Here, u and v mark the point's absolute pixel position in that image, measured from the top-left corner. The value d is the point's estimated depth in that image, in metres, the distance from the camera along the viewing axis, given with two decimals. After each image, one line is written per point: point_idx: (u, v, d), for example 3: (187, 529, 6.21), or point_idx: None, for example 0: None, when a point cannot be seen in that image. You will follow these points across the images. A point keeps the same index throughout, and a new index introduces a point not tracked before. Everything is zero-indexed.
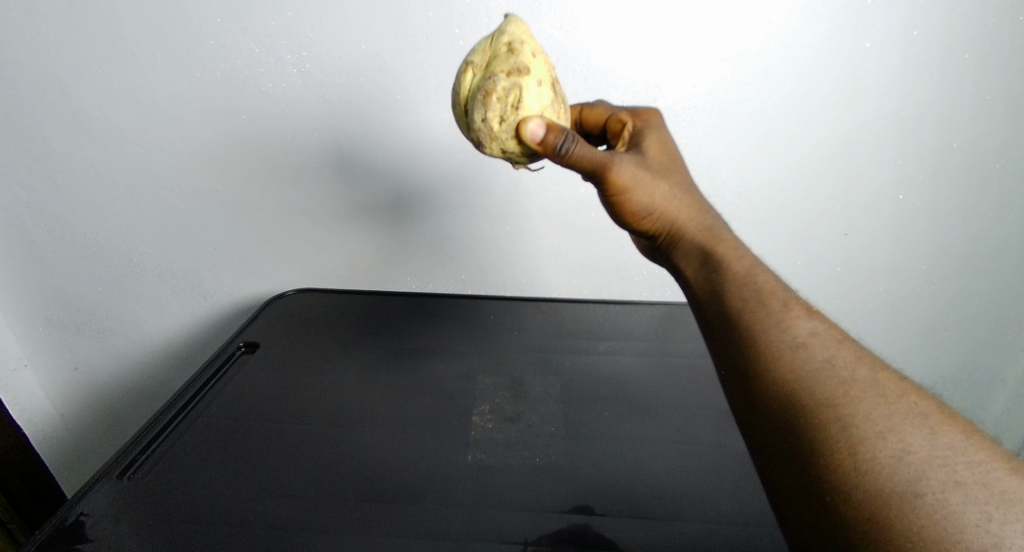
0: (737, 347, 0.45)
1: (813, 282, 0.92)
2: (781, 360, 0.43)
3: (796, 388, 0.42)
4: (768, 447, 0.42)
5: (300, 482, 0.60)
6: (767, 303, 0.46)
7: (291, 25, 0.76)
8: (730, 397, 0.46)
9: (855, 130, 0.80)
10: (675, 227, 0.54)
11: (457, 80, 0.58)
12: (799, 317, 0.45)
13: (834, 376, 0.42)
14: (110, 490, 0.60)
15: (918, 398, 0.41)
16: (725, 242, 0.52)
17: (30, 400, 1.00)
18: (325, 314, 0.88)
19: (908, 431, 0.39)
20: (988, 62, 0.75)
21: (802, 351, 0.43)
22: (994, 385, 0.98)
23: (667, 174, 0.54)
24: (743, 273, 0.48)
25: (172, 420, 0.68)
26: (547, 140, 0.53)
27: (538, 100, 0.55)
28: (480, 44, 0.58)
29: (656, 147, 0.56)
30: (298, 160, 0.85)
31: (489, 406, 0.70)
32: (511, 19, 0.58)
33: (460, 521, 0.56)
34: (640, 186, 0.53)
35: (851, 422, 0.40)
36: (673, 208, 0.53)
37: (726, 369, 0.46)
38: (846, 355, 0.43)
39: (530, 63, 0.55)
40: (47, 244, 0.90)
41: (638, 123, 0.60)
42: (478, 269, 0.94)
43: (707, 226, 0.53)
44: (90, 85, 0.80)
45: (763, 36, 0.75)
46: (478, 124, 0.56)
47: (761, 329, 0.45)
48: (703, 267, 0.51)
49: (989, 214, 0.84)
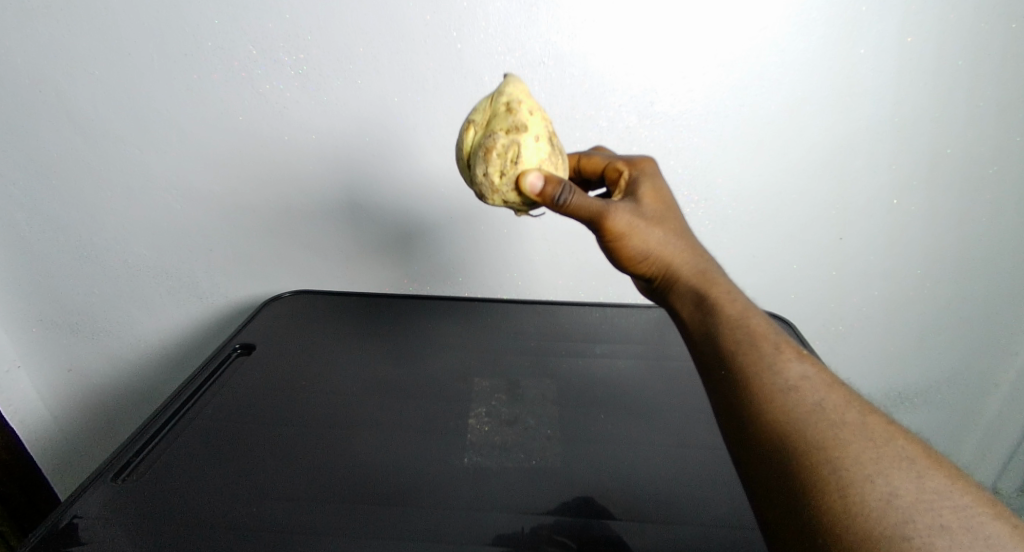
0: (732, 389, 0.47)
1: (808, 285, 0.93)
2: (775, 403, 0.45)
3: (789, 429, 0.43)
4: (763, 485, 0.43)
5: (297, 483, 0.60)
6: (759, 346, 0.48)
7: (289, 27, 0.76)
8: (726, 435, 0.47)
9: (850, 135, 0.81)
10: (670, 272, 0.54)
11: (459, 138, 0.61)
12: (789, 360, 0.47)
13: (825, 418, 0.44)
14: (103, 492, 0.59)
15: (904, 442, 0.42)
16: (719, 286, 0.53)
17: (23, 402, 0.99)
18: (319, 316, 0.87)
19: (895, 474, 0.41)
20: (981, 68, 0.76)
21: (794, 394, 0.45)
22: (986, 390, 0.99)
23: (662, 222, 0.55)
24: (735, 317, 0.50)
25: (167, 422, 0.68)
26: (546, 192, 0.54)
27: (536, 154, 0.57)
28: (481, 103, 0.61)
29: (650, 193, 0.57)
30: (295, 161, 0.84)
31: (486, 409, 0.70)
32: (511, 80, 0.60)
33: (454, 524, 0.56)
34: (635, 232, 0.54)
35: (842, 464, 0.41)
36: (668, 253, 0.54)
37: (721, 410, 0.47)
38: (835, 399, 0.45)
39: (528, 120, 0.57)
40: (41, 245, 0.90)
41: (633, 171, 0.60)
42: (476, 271, 0.94)
43: (700, 270, 0.54)
44: (86, 86, 0.79)
45: (760, 42, 0.76)
46: (480, 178, 0.58)
47: (755, 372, 0.46)
48: (697, 310, 0.52)
49: (982, 221, 0.85)
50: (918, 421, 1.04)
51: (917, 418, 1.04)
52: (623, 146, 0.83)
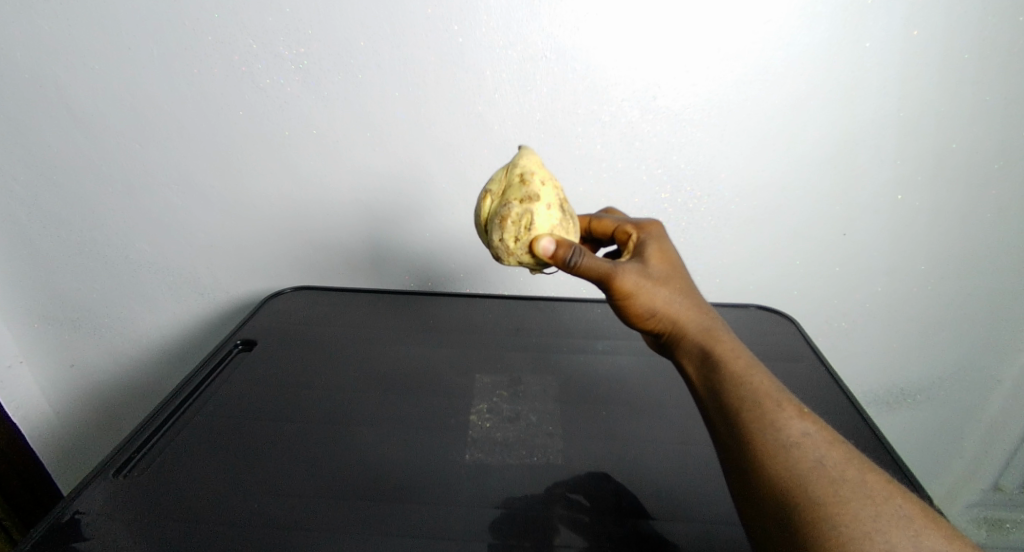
0: (737, 446, 0.49)
1: (811, 281, 0.92)
2: (779, 458, 0.47)
3: (791, 484, 0.46)
4: (769, 540, 0.46)
5: (300, 479, 0.60)
6: (761, 403, 0.50)
7: (289, 21, 0.76)
8: (732, 485, 0.50)
9: (854, 132, 0.80)
10: (677, 328, 0.55)
11: (476, 207, 0.64)
12: (792, 417, 0.49)
13: (825, 475, 0.46)
14: (107, 487, 0.59)
15: (903, 501, 0.45)
16: (724, 342, 0.54)
17: (26, 398, 0.99)
18: (318, 314, 0.86)
19: (893, 533, 0.44)
20: (989, 63, 0.75)
21: (795, 451, 0.47)
22: (989, 386, 0.99)
23: (669, 280, 0.56)
24: (740, 375, 0.51)
25: (169, 418, 0.68)
26: (558, 255, 0.57)
27: (548, 221, 0.60)
28: (497, 174, 0.64)
29: (655, 253, 0.58)
30: (294, 154, 0.84)
31: (487, 405, 0.70)
32: (524, 152, 0.64)
33: (457, 519, 0.57)
34: (643, 291, 0.55)
35: (842, 521, 0.44)
36: (674, 311, 0.55)
37: (727, 462, 0.50)
38: (835, 457, 0.47)
39: (540, 191, 0.61)
40: (42, 240, 0.90)
41: (641, 234, 0.61)
42: (477, 267, 0.93)
43: (707, 327, 0.55)
44: (86, 80, 0.79)
45: (765, 38, 0.75)
46: (496, 244, 0.61)
47: (758, 429, 0.48)
48: (703, 366, 0.53)
49: (988, 217, 0.84)
50: (921, 417, 1.04)
51: (919, 415, 1.04)
52: (625, 142, 0.82)
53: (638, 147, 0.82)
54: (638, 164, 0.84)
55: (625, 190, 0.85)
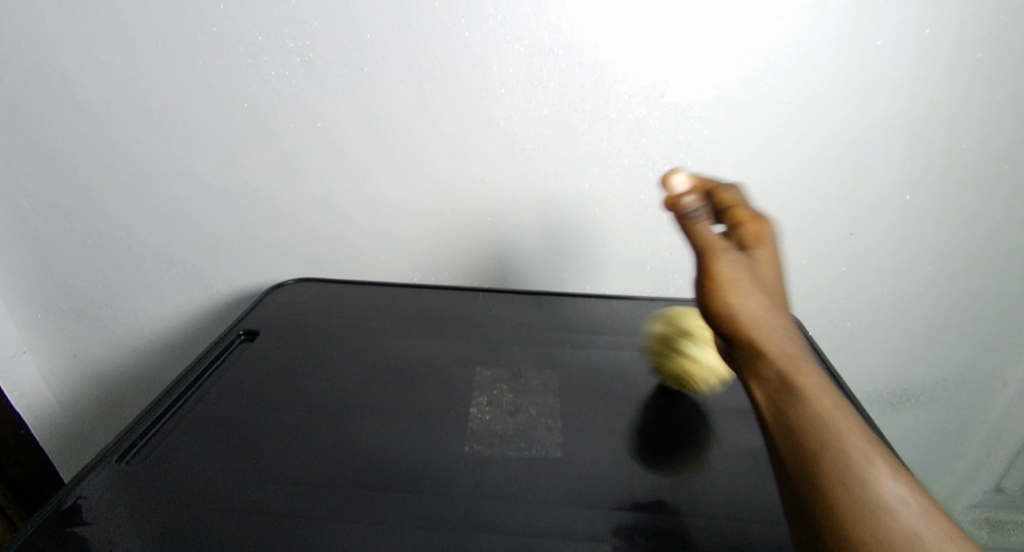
0: (808, 477, 0.46)
1: (815, 280, 0.91)
2: (849, 497, 0.45)
3: (860, 525, 0.44)
4: None
5: (301, 468, 0.60)
6: (839, 438, 0.47)
7: (296, 13, 0.76)
8: (793, 512, 0.48)
9: (861, 130, 0.80)
10: (758, 344, 0.52)
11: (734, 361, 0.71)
12: (871, 459, 0.46)
13: (898, 522, 0.44)
14: (110, 473, 0.60)
15: None
16: (807, 371, 0.51)
17: (29, 387, 1.00)
18: (321, 305, 0.87)
19: None
20: (999, 62, 0.75)
21: (870, 492, 0.45)
22: (994, 388, 0.98)
23: (764, 286, 0.53)
24: (817, 407, 0.49)
25: (172, 406, 0.68)
26: (683, 201, 0.54)
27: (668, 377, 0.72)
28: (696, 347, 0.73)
29: (764, 250, 0.54)
30: (300, 147, 0.84)
31: (488, 398, 0.70)
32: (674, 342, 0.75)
33: (456, 510, 0.57)
34: (734, 292, 0.52)
35: None
36: (761, 323, 0.52)
37: (792, 490, 0.48)
38: (913, 508, 0.45)
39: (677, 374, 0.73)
40: (45, 230, 0.90)
41: (753, 222, 0.56)
42: (480, 262, 0.92)
43: (790, 350, 0.52)
44: (91, 71, 0.79)
45: (774, 34, 0.75)
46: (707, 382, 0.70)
47: (833, 463, 0.46)
48: (780, 389, 0.50)
49: (996, 217, 0.84)
50: (925, 419, 1.03)
51: (923, 417, 1.03)
52: (631, 138, 0.82)
53: (644, 144, 0.82)
54: (644, 160, 0.83)
55: (630, 186, 0.85)
